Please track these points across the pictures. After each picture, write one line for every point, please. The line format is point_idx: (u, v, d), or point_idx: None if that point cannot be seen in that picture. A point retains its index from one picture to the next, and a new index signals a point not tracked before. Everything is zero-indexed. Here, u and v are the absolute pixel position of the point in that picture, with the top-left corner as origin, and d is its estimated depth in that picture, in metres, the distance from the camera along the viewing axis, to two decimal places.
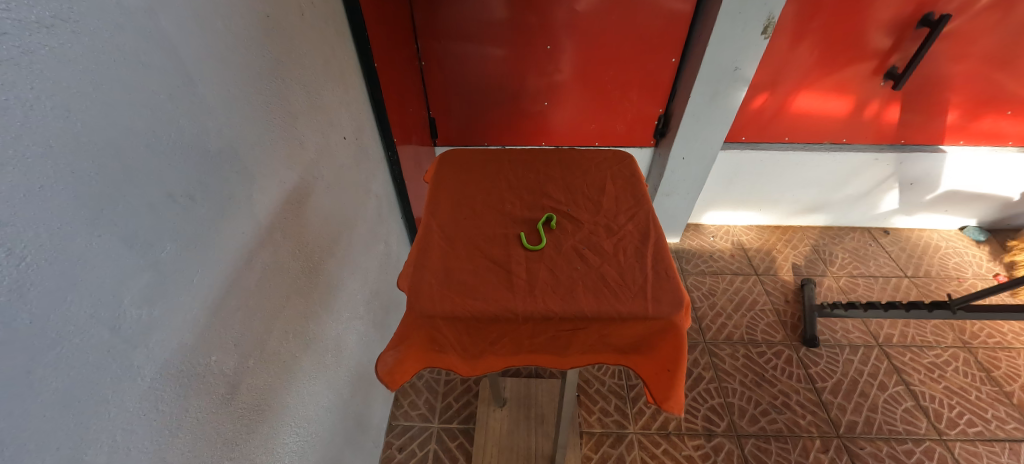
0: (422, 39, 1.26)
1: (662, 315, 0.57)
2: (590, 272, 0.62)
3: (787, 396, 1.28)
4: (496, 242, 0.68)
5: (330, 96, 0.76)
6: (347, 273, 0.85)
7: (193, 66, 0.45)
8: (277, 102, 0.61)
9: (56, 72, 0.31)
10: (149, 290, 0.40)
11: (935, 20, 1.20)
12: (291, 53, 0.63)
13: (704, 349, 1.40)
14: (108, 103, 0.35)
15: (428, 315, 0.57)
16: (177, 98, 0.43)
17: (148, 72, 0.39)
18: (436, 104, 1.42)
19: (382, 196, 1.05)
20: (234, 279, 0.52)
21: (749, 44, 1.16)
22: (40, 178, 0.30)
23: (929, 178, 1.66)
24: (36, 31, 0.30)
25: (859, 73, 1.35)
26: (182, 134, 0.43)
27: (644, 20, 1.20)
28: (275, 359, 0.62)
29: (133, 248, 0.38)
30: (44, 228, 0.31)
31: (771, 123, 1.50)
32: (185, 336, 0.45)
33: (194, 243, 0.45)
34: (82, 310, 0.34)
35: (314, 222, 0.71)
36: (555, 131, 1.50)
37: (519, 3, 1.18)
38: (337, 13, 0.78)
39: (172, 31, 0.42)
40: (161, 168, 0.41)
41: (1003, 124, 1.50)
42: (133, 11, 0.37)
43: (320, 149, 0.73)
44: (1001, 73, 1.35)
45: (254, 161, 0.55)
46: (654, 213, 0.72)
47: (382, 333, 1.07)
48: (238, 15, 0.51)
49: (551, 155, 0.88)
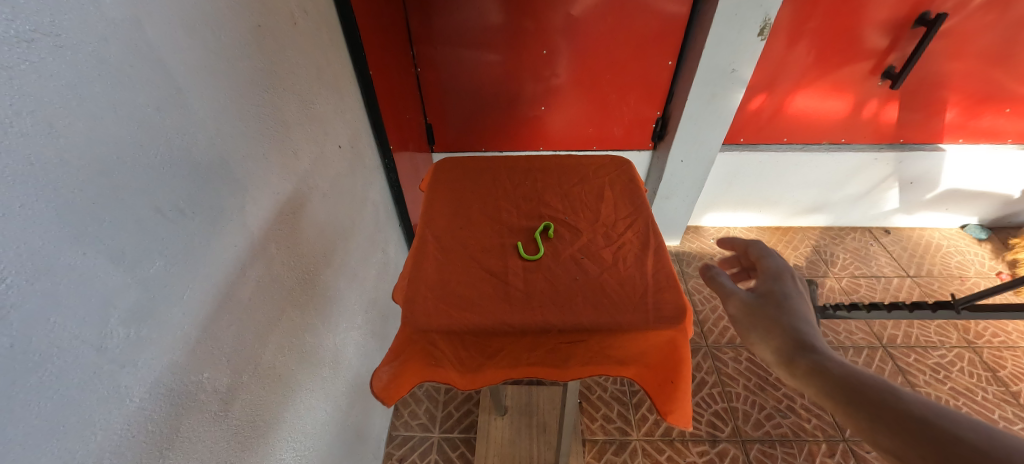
0: (417, 46, 1.26)
1: (664, 326, 0.56)
2: (589, 283, 0.61)
3: (792, 400, 1.27)
4: (493, 252, 0.67)
5: (325, 105, 0.76)
6: (343, 283, 0.84)
7: (182, 76, 0.44)
8: (270, 113, 0.60)
9: (37, 88, 0.30)
10: (137, 307, 0.39)
11: (931, 19, 1.20)
12: (283, 62, 0.63)
13: (707, 353, 1.39)
14: (92, 119, 0.34)
15: (423, 329, 0.56)
16: (165, 110, 0.42)
17: (134, 85, 0.38)
18: (433, 109, 1.42)
19: (379, 204, 1.04)
20: (226, 293, 0.51)
21: (746, 46, 1.16)
22: (21, 196, 0.30)
23: (928, 177, 1.65)
24: (16, 46, 0.29)
25: (856, 73, 1.35)
26: (170, 146, 0.42)
27: (640, 23, 1.20)
28: (270, 374, 0.61)
29: (120, 265, 0.37)
30: (25, 247, 0.30)
31: (769, 124, 1.49)
32: (176, 353, 0.44)
33: (183, 257, 0.44)
34: (67, 331, 0.33)
35: (309, 232, 0.70)
36: (552, 135, 1.50)
37: (515, 8, 1.17)
38: (330, 21, 0.78)
39: (159, 43, 0.41)
40: (148, 183, 0.40)
41: (1002, 121, 1.49)
42: (118, 23, 0.37)
43: (314, 158, 0.72)
44: (999, 70, 1.34)
45: (246, 172, 0.55)
46: (654, 220, 0.71)
47: (380, 342, 1.06)
48: (229, 26, 0.51)
49: (547, 161, 0.87)
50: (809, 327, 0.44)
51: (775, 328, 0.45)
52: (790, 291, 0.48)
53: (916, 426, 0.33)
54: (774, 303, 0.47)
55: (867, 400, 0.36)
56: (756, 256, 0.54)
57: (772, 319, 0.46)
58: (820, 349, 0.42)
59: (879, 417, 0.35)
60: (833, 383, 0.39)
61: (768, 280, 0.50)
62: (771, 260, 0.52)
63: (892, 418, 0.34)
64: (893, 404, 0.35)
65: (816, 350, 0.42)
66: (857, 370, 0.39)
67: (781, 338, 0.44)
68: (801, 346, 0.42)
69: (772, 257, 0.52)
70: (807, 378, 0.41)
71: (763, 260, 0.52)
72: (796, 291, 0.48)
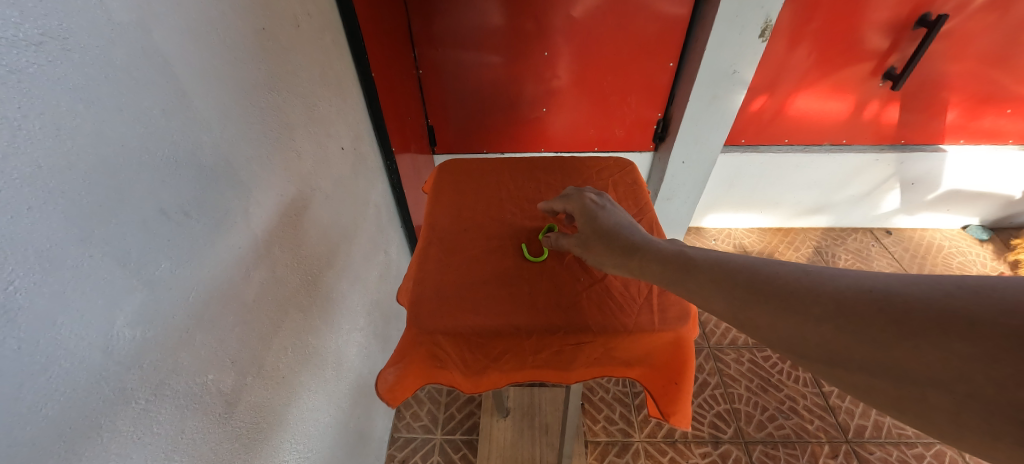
0: (418, 48, 1.26)
1: (668, 328, 0.56)
2: (593, 284, 0.61)
3: (794, 401, 1.27)
4: (497, 254, 0.67)
5: (328, 107, 0.76)
6: (346, 284, 0.84)
7: (187, 79, 0.44)
8: (274, 115, 0.60)
9: (44, 91, 0.31)
10: (143, 310, 0.39)
11: (932, 20, 1.20)
12: (286, 65, 0.63)
13: (709, 354, 1.39)
14: (99, 122, 0.34)
15: (428, 331, 0.56)
16: (171, 112, 0.42)
17: (141, 87, 0.38)
18: (434, 111, 1.42)
19: (381, 206, 1.04)
20: (231, 295, 0.51)
21: (747, 48, 1.16)
22: (28, 199, 0.30)
23: (929, 177, 1.65)
24: (23, 49, 0.29)
25: (857, 74, 1.35)
26: (176, 149, 0.42)
27: (641, 24, 1.20)
28: (274, 375, 0.61)
29: (126, 267, 0.37)
30: (32, 249, 0.30)
31: (770, 125, 1.49)
32: (181, 355, 0.44)
33: (188, 259, 0.44)
34: (73, 334, 0.33)
35: (312, 234, 0.70)
36: (553, 137, 1.50)
37: (516, 10, 1.17)
38: (332, 23, 0.78)
39: (165, 46, 0.41)
40: (154, 185, 0.40)
41: (1003, 122, 1.49)
42: (125, 26, 0.37)
43: (317, 161, 0.72)
44: (999, 71, 1.34)
45: (250, 174, 0.55)
46: (657, 221, 0.71)
47: (383, 344, 1.06)
48: (233, 29, 0.51)
49: (551, 162, 0.87)
50: (626, 228, 0.56)
51: (604, 248, 0.55)
52: (597, 212, 0.59)
53: (760, 295, 0.38)
54: (592, 232, 0.58)
55: (728, 280, 0.42)
56: (560, 204, 0.65)
57: (598, 242, 0.56)
58: (642, 243, 0.52)
59: (707, 290, 0.43)
60: (664, 268, 0.48)
61: (579, 212, 0.61)
62: (574, 195, 0.63)
63: (816, 309, 0.34)
64: (726, 275, 0.42)
65: (642, 246, 0.52)
66: (670, 246, 0.51)
67: (611, 251, 0.54)
68: (629, 247, 0.53)
69: (574, 193, 0.64)
70: (715, 291, 0.42)
71: (566, 201, 0.64)
72: (602, 209, 0.60)
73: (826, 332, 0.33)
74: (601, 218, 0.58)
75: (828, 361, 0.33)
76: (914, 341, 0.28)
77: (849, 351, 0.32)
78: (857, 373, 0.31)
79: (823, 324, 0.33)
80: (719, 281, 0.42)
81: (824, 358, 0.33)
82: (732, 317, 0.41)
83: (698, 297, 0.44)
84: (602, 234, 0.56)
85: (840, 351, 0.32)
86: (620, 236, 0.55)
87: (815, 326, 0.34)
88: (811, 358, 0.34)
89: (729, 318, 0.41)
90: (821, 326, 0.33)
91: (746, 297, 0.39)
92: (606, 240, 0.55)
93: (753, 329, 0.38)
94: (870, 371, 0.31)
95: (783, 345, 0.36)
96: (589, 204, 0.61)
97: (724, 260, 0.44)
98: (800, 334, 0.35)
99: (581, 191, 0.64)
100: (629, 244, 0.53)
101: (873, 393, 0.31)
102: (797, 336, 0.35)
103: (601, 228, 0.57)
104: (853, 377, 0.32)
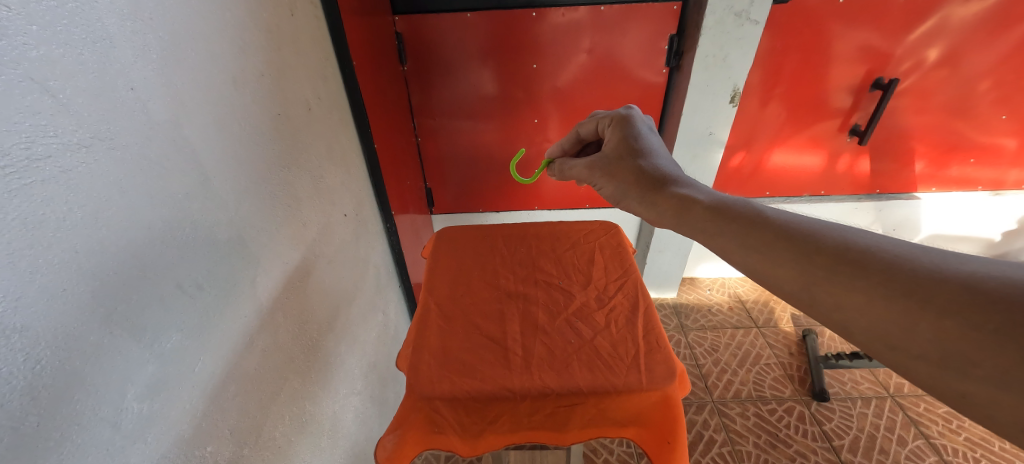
0: (418, 118, 1.37)
1: (656, 387, 0.58)
2: (583, 347, 0.64)
3: (805, 458, 1.22)
4: (492, 318, 0.70)
5: (333, 178, 0.82)
6: (346, 348, 0.85)
7: (210, 165, 0.49)
8: (283, 188, 0.65)
9: (90, 185, 0.35)
10: (153, 382, 0.41)
11: (885, 83, 1.30)
12: (297, 143, 0.69)
13: (713, 409, 1.35)
14: (132, 208, 0.38)
15: (426, 396, 0.57)
16: (193, 195, 0.46)
17: (170, 177, 0.43)
18: (432, 175, 1.51)
19: (381, 267, 1.08)
20: (235, 363, 0.53)
21: (719, 113, 1.27)
22: (63, 282, 0.33)
23: (910, 223, 1.73)
24: (76, 151, 0.34)
25: (826, 130, 1.44)
26: (195, 229, 0.46)
27: (623, 91, 1.29)
28: (271, 444, 0.61)
29: (140, 341, 0.39)
30: (59, 330, 0.33)
31: (751, 179, 1.60)
32: (184, 426, 0.45)
33: (197, 331, 0.46)
34: (87, 408, 0.35)
35: (315, 298, 0.73)
36: (546, 195, 1.58)
37: (506, 81, 1.28)
38: (339, 102, 0.86)
39: (194, 137, 0.46)
40: (174, 263, 0.43)
41: (970, 171, 1.57)
42: (163, 124, 0.42)
43: (321, 228, 0.76)
44: (960, 122, 1.42)
45: (259, 245, 0.58)
46: (642, 282, 0.75)
47: (380, 409, 1.05)
48: (253, 116, 0.57)
49: (541, 228, 0.91)
50: (648, 154, 0.65)
51: (614, 165, 0.67)
52: (633, 135, 0.69)
53: (849, 258, 0.39)
54: (612, 150, 0.69)
55: (812, 246, 0.42)
56: (601, 121, 0.76)
57: (611, 159, 0.68)
58: (687, 197, 0.56)
59: (786, 256, 0.43)
60: (714, 222, 0.51)
61: (614, 130, 0.71)
62: (618, 115, 0.73)
63: (940, 297, 0.33)
64: (812, 244, 0.42)
65: (687, 195, 0.56)
66: (720, 219, 0.50)
67: (618, 167, 0.66)
68: (634, 168, 0.64)
69: (621, 113, 0.73)
70: (790, 262, 0.42)
71: (610, 119, 0.74)
72: (637, 134, 0.69)
73: (948, 332, 0.32)
74: (631, 141, 0.68)
75: (935, 361, 0.33)
76: (1005, 359, 0.29)
77: (976, 356, 0.31)
78: (971, 381, 0.31)
79: (946, 319, 0.32)
80: (798, 259, 0.42)
81: (927, 359, 0.33)
82: (803, 288, 0.41)
83: (766, 262, 0.44)
84: (619, 154, 0.67)
85: (960, 355, 0.31)
86: (633, 157, 0.65)
87: (931, 321, 0.33)
88: (913, 355, 0.34)
89: (795, 297, 0.42)
90: (939, 322, 0.32)
91: (838, 270, 0.39)
92: (619, 158, 0.67)
93: (828, 307, 0.39)
94: (995, 384, 0.30)
95: (871, 333, 0.36)
96: (629, 126, 0.71)
97: (768, 278, 0.44)
98: (906, 328, 0.34)
99: (628, 114, 0.73)
100: (636, 166, 0.64)
101: (973, 403, 0.31)
102: (900, 327, 0.34)
103: (621, 148, 0.68)
104: (959, 382, 0.32)
